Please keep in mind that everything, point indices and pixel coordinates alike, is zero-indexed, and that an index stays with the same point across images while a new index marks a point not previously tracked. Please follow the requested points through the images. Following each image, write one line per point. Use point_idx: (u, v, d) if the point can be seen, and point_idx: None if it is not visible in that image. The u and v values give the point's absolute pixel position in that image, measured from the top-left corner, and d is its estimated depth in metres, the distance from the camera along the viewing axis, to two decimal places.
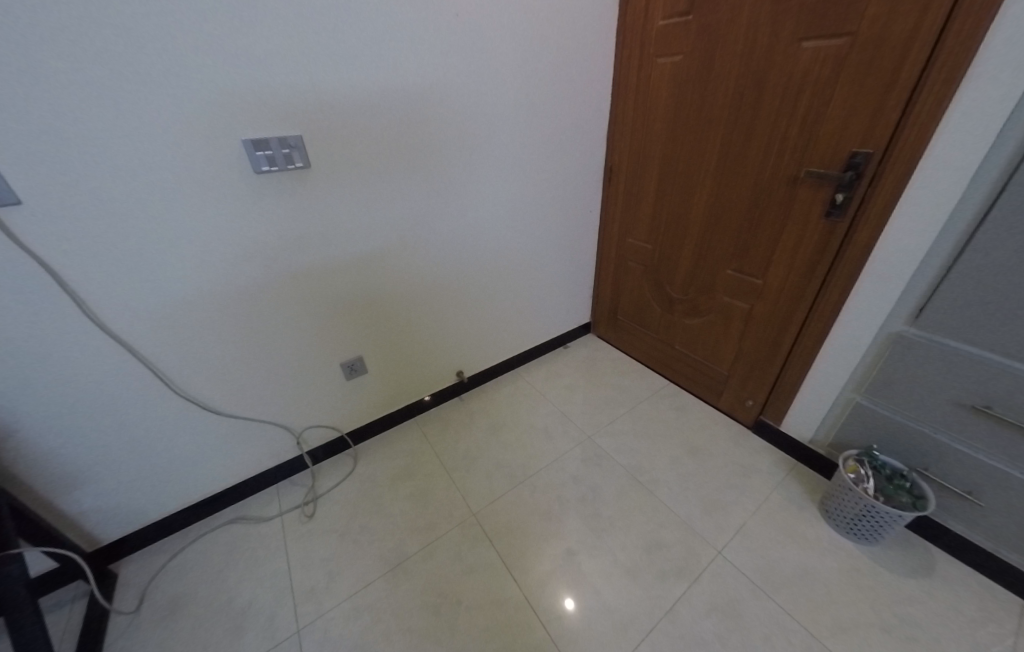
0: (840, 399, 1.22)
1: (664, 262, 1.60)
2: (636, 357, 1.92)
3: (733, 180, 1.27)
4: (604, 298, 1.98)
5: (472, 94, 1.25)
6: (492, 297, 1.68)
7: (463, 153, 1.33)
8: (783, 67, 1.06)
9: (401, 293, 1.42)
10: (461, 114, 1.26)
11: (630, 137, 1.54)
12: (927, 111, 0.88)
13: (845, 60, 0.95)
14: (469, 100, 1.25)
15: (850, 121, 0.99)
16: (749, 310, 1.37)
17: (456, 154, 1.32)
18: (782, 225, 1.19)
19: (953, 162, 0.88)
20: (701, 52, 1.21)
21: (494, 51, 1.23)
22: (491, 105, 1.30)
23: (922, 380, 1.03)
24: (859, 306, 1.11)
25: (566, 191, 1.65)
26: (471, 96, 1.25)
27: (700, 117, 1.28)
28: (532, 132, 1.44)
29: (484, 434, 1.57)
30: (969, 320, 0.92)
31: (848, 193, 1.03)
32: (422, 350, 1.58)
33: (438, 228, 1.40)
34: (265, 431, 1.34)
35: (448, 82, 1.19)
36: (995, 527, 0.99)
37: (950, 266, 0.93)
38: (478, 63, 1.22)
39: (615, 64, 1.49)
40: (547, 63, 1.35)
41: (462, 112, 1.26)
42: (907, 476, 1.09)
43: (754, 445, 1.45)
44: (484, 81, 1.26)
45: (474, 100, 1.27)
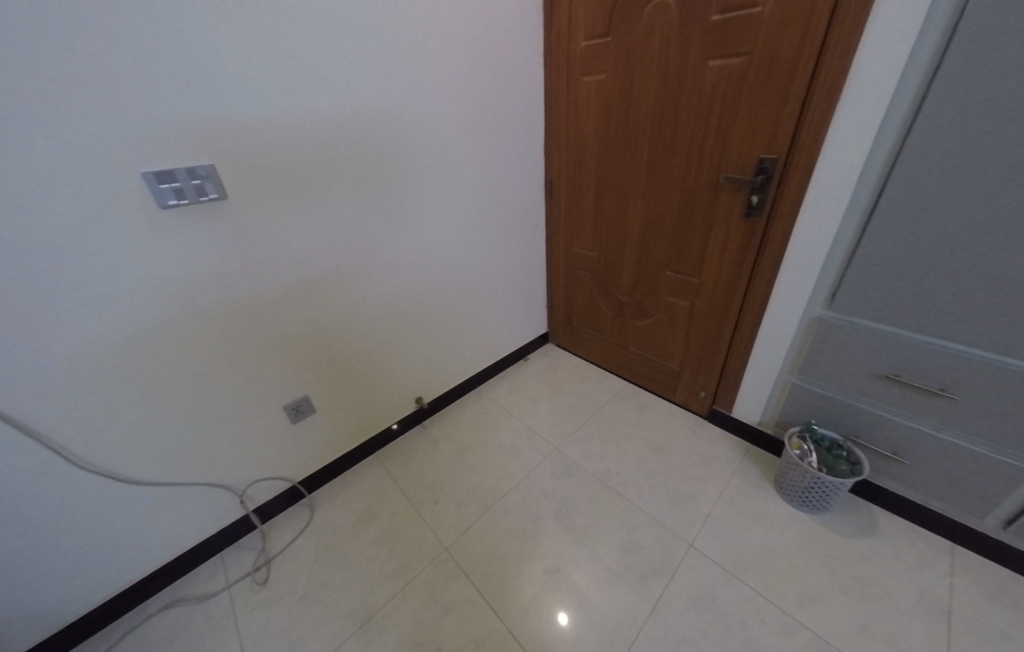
0: (779, 382, 1.32)
1: (609, 268, 1.66)
2: (594, 362, 1.96)
3: (663, 188, 1.35)
4: (558, 307, 2.02)
5: (402, 116, 1.23)
6: (445, 318, 1.64)
7: (400, 175, 1.30)
8: (695, 83, 1.15)
9: (346, 324, 1.35)
10: (392, 137, 1.23)
11: (565, 151, 1.59)
12: (817, 120, 0.99)
13: (745, 76, 1.06)
14: (399, 122, 1.23)
15: (756, 131, 1.09)
16: (690, 308, 1.45)
17: (392, 178, 1.28)
18: (710, 226, 1.29)
19: (844, 162, 0.99)
20: (622, 71, 1.28)
21: (421, 73, 1.22)
22: (424, 126, 1.29)
23: (844, 357, 1.14)
24: (784, 295, 1.21)
25: (508, 206, 1.67)
26: (402, 118, 1.23)
27: (627, 130, 1.36)
28: (468, 153, 1.45)
29: (451, 461, 1.51)
30: (874, 300, 1.04)
31: (762, 195, 1.14)
32: (375, 382, 1.50)
33: (379, 253, 1.35)
34: (200, 495, 1.19)
35: (375, 104, 1.16)
36: (918, 481, 1.11)
37: (852, 254, 1.04)
38: (406, 85, 1.20)
39: (544, 83, 1.54)
40: (476, 84, 1.36)
41: (394, 134, 1.23)
42: (843, 445, 1.19)
43: (710, 434, 1.52)
44: (414, 103, 1.24)
45: (405, 122, 1.25)
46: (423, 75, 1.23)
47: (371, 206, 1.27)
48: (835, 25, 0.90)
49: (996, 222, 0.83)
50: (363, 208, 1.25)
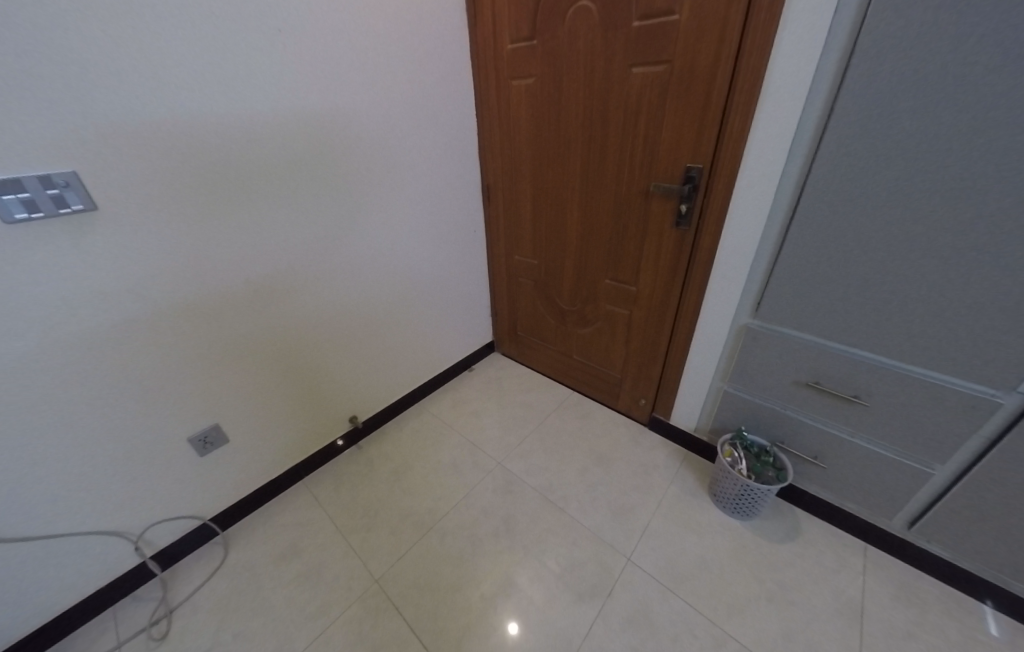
0: (713, 389, 1.33)
1: (551, 275, 1.63)
2: (541, 370, 1.93)
3: (597, 195, 1.33)
4: (503, 315, 1.97)
5: (319, 117, 1.13)
6: (380, 331, 1.55)
7: (317, 180, 1.19)
8: (621, 90, 1.13)
9: (263, 345, 1.23)
10: (303, 139, 1.12)
11: (500, 157, 1.54)
12: (736, 131, 0.99)
13: (668, 84, 1.05)
14: (314, 124, 1.13)
15: (681, 140, 1.08)
16: (630, 315, 1.44)
17: (308, 183, 1.17)
18: (644, 234, 1.27)
19: (762, 174, 0.99)
20: (551, 75, 1.24)
21: (338, 72, 1.13)
22: (346, 130, 1.20)
23: (768, 366, 1.16)
24: (714, 305, 1.21)
25: (445, 214, 1.60)
26: (317, 119, 1.13)
27: (559, 137, 1.32)
28: (397, 157, 1.36)
29: (387, 483, 1.42)
30: (794, 310, 1.06)
31: (690, 204, 1.13)
32: (300, 405, 1.39)
33: (298, 266, 1.23)
34: (84, 544, 1.05)
35: (283, 104, 1.05)
36: (837, 484, 1.15)
37: (772, 266, 1.06)
38: (318, 84, 1.10)
39: (475, 86, 1.48)
40: (401, 82, 1.27)
41: (310, 137, 1.13)
42: (770, 451, 1.22)
43: (651, 442, 1.52)
44: (331, 103, 1.14)
45: (321, 125, 1.14)
46: (338, 73, 1.13)
47: (283, 215, 1.15)
48: (747, 36, 0.90)
49: (896, 235, 0.85)
50: (273, 219, 1.13)
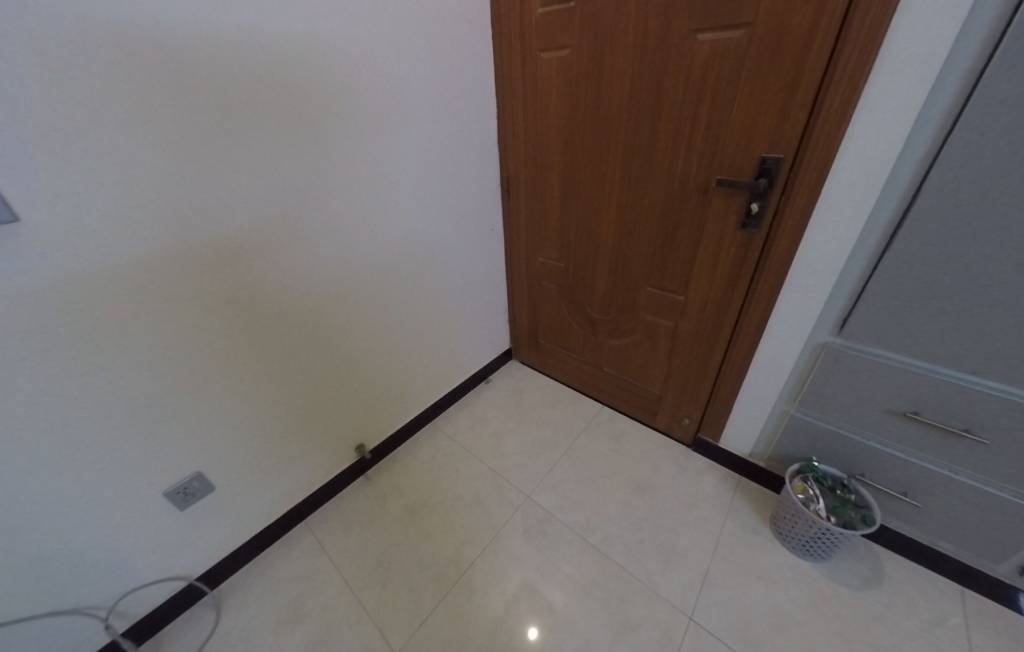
0: (775, 412, 1.16)
1: (580, 280, 1.44)
2: (564, 381, 1.76)
3: (642, 190, 1.14)
4: (522, 321, 1.78)
5: (307, 97, 0.92)
6: (388, 347, 1.36)
7: (308, 177, 0.98)
8: (681, 62, 0.93)
9: (253, 375, 1.04)
10: (288, 126, 0.91)
11: (524, 145, 1.34)
12: (835, 112, 0.80)
13: (745, 54, 0.85)
14: (301, 106, 0.91)
15: (757, 124, 0.89)
16: (674, 328, 1.27)
17: (297, 180, 0.96)
18: (699, 236, 1.09)
19: (865, 165, 0.81)
20: (591, 45, 1.04)
21: (330, 39, 0.91)
22: (340, 114, 0.99)
23: (851, 392, 0.99)
24: (785, 319, 1.04)
25: (458, 211, 1.40)
26: (304, 99, 0.91)
27: (596, 122, 1.13)
28: (401, 148, 1.15)
29: (402, 523, 1.25)
30: (893, 328, 0.88)
31: (763, 203, 0.95)
32: (300, 437, 1.21)
33: (290, 280, 1.03)
34: (39, 630, 0.86)
35: (259, 80, 0.83)
36: (930, 523, 1.00)
37: (869, 276, 0.88)
38: (305, 55, 0.88)
39: (495, 60, 1.27)
40: (406, 57, 1.07)
41: (297, 123, 0.92)
42: (848, 484, 1.06)
43: (696, 467, 1.36)
44: (322, 80, 0.93)
45: (311, 107, 0.93)
46: (330, 43, 0.91)
47: (269, 221, 0.95)
48: None
49: None
50: (257, 227, 0.93)
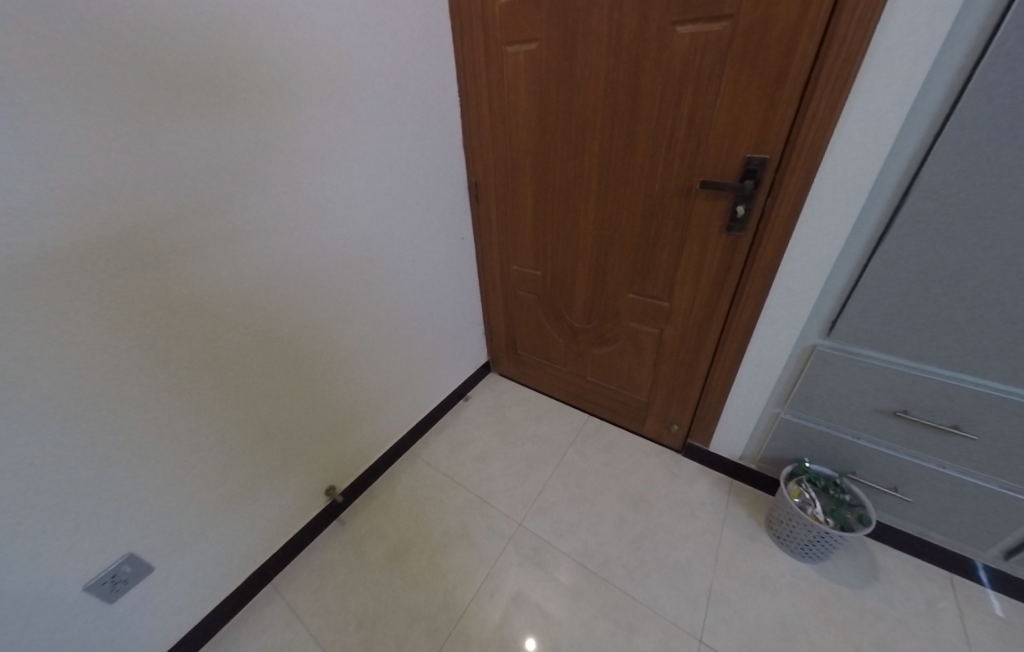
0: (765, 415, 1.15)
1: (558, 288, 1.37)
2: (546, 392, 1.69)
3: (620, 193, 1.08)
4: (499, 332, 1.69)
5: (232, 97, 0.77)
6: (354, 376, 1.23)
7: (242, 192, 0.84)
8: (659, 57, 0.87)
9: (192, 428, 0.88)
10: (210, 133, 0.76)
11: (492, 147, 1.24)
12: (823, 110, 0.76)
13: (727, 48, 0.80)
14: (226, 109, 0.77)
15: (741, 123, 0.84)
16: (659, 334, 1.23)
17: (228, 196, 0.82)
18: (683, 241, 1.04)
19: (854, 166, 0.78)
20: (561, 38, 0.96)
21: (259, 28, 0.77)
22: (278, 118, 0.85)
23: (841, 393, 0.98)
24: (773, 323, 1.01)
25: (423, 221, 1.29)
26: (230, 101, 0.77)
27: (568, 122, 1.05)
28: (352, 155, 1.02)
29: (385, 571, 1.13)
30: (881, 330, 0.87)
31: (748, 205, 0.91)
32: (259, 489, 1.06)
33: (228, 312, 0.88)
34: None
35: (166, 77, 0.69)
36: (919, 515, 1.01)
37: (857, 279, 0.86)
38: (227, 48, 0.74)
39: (456, 55, 1.16)
40: (353, 53, 0.94)
41: (221, 129, 0.77)
42: (840, 483, 1.06)
43: (688, 474, 1.34)
44: (251, 78, 0.79)
45: (239, 110, 0.79)
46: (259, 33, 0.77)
47: (196, 247, 0.79)
48: None
49: None
50: (180, 254, 0.78)
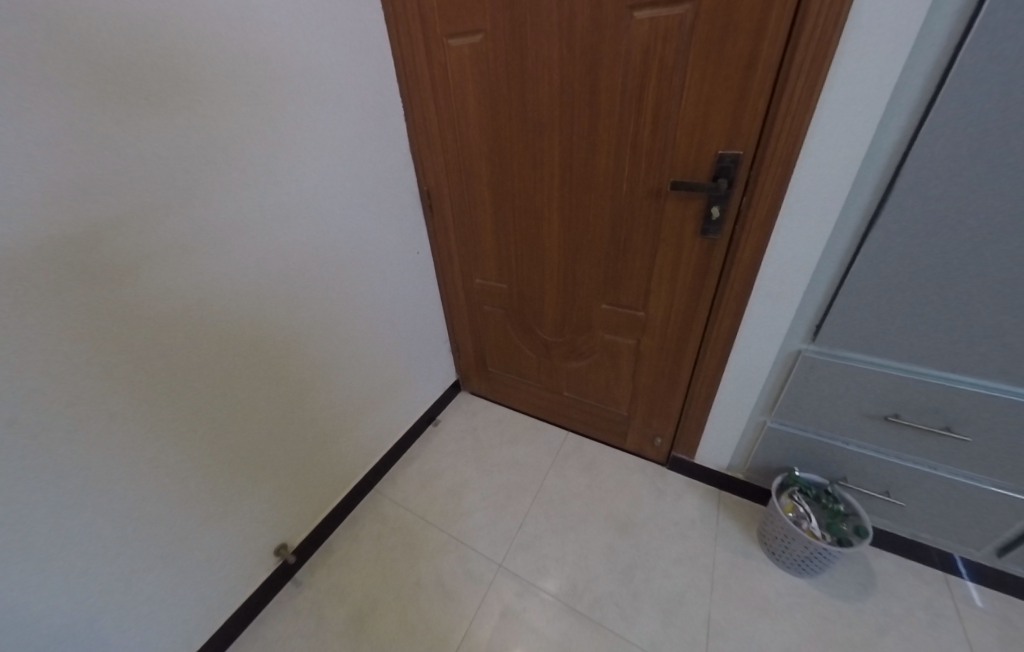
0: (752, 424, 1.09)
1: (527, 302, 1.27)
2: (522, 410, 1.59)
3: (586, 198, 0.99)
4: (467, 349, 1.57)
5: (153, 93, 0.65)
6: (305, 416, 1.07)
7: (174, 206, 0.71)
8: (617, 46, 0.78)
9: (148, 472, 0.77)
10: (125, 136, 0.63)
11: (443, 152, 1.13)
12: (797, 100, 0.69)
13: (690, 34, 0.72)
14: (145, 107, 0.64)
15: (710, 117, 0.77)
16: (637, 345, 1.15)
17: (145, 215, 0.68)
18: (655, 246, 0.96)
19: (832, 161, 0.72)
20: (508, 28, 0.85)
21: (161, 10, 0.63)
22: (187, 124, 0.70)
23: (829, 399, 0.93)
24: (755, 329, 0.95)
25: (373, 236, 1.15)
26: (152, 98, 0.65)
27: (523, 122, 0.95)
28: (285, 165, 0.87)
29: (350, 638, 0.99)
30: (868, 333, 0.82)
31: (723, 206, 0.84)
32: (225, 536, 0.94)
33: (187, 335, 0.77)
34: None
35: (50, 71, 0.55)
36: (912, 517, 0.98)
37: (841, 280, 0.80)
38: (120, 35, 0.60)
39: (393, 51, 1.03)
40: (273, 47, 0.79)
41: (142, 133, 0.65)
42: (832, 491, 1.00)
43: (676, 489, 1.27)
44: (177, 69, 0.67)
45: (163, 109, 0.66)
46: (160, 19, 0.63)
47: (139, 265, 0.69)
48: None
49: None
50: (121, 273, 0.67)
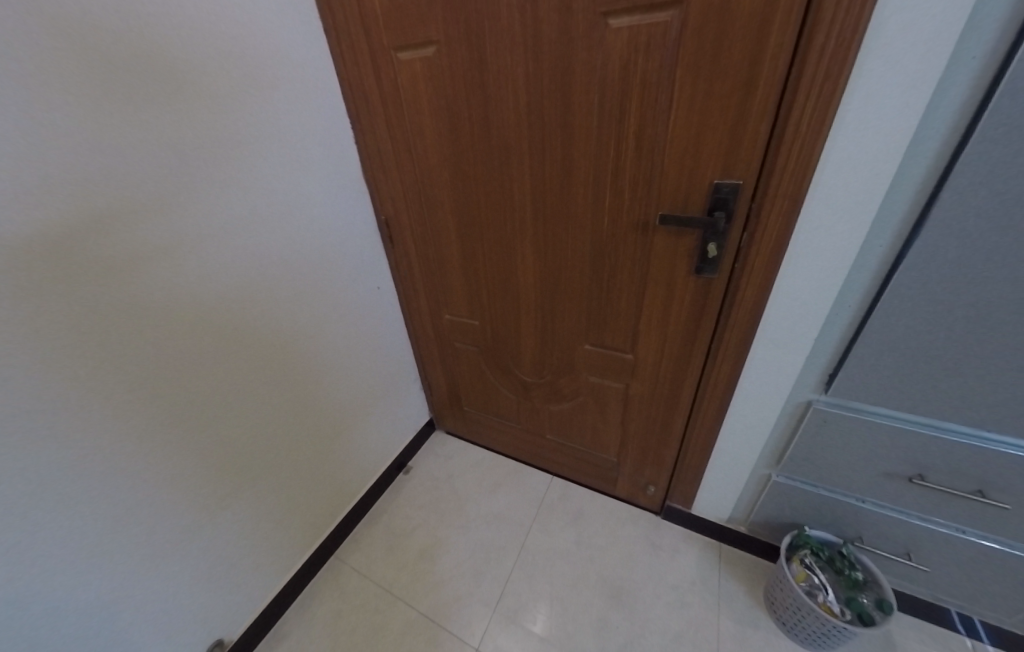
0: (755, 476, 0.98)
1: (501, 340, 1.14)
2: (503, 451, 1.45)
3: (563, 230, 0.86)
4: (440, 387, 1.43)
5: (147, 84, 0.62)
6: (245, 489, 0.92)
7: (171, 202, 0.68)
8: (592, 59, 0.66)
9: (160, 473, 0.75)
10: (108, 131, 0.59)
11: (400, 177, 0.99)
12: (806, 124, 0.58)
13: (678, 45, 0.60)
14: (140, 98, 0.62)
15: (704, 141, 0.66)
16: (625, 389, 1.02)
17: (120, 221, 0.62)
18: (643, 283, 0.85)
19: (847, 195, 0.61)
20: (464, 37, 0.73)
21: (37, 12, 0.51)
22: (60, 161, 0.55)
23: (843, 455, 0.82)
24: (759, 376, 0.83)
25: (325, 273, 1.01)
26: (146, 89, 0.62)
27: (488, 145, 0.83)
28: (211, 198, 0.74)
29: None
30: (889, 386, 0.71)
31: (720, 242, 0.72)
32: (233, 545, 0.91)
33: (200, 331, 0.76)
34: None
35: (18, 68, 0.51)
36: (934, 581, 0.88)
37: (857, 328, 0.69)
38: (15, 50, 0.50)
39: (338, 65, 0.90)
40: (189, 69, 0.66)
41: (136, 126, 0.62)
42: (847, 554, 0.90)
43: (672, 543, 1.14)
44: (157, 63, 0.62)
45: (157, 100, 0.64)
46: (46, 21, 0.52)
47: (142, 262, 0.66)
48: None
49: None
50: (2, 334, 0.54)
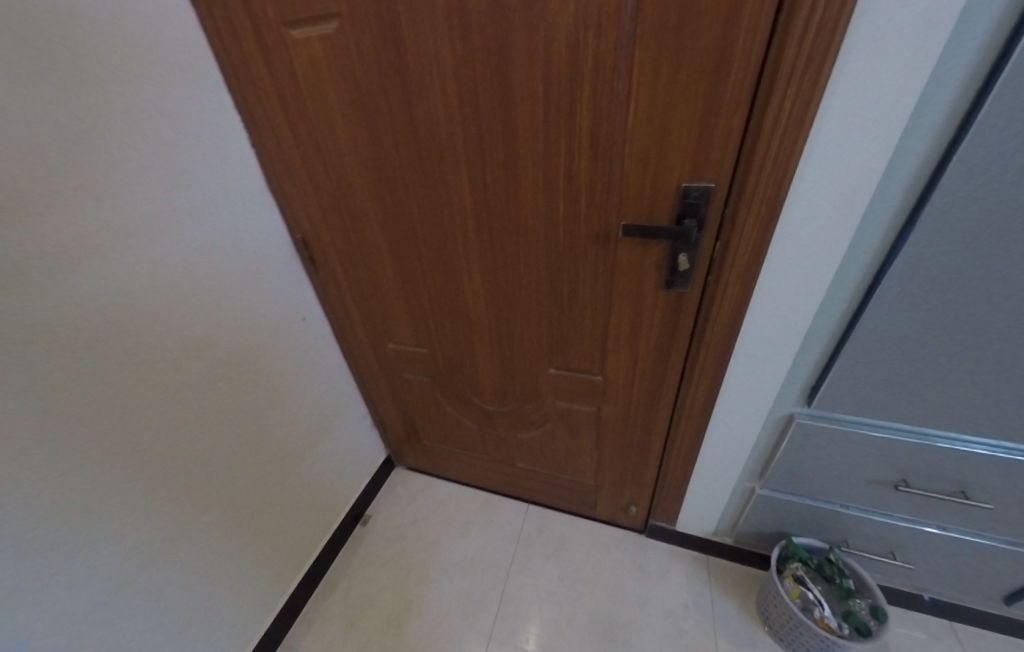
0: (738, 489, 0.92)
1: (456, 368, 1.01)
2: (470, 482, 1.32)
3: (513, 245, 0.74)
4: (393, 421, 1.27)
5: None
6: (153, 603, 0.71)
7: (77, 208, 0.55)
8: (532, 40, 0.53)
9: (93, 549, 0.61)
10: None
11: (315, 190, 0.82)
12: (785, 117, 0.49)
13: (635, 21, 0.49)
14: None
15: (668, 138, 0.55)
16: (596, 412, 0.93)
17: None
18: (609, 300, 0.74)
19: (828, 197, 0.53)
20: (372, 13, 0.57)
21: None
22: None
23: (827, 466, 0.77)
24: (739, 393, 0.77)
25: (240, 316, 0.81)
26: None
27: (417, 149, 0.68)
28: (58, 232, 0.53)
29: None
30: (874, 398, 0.66)
31: (692, 252, 0.63)
32: (199, 608, 0.80)
33: (116, 379, 0.62)
34: None
35: None
36: (916, 573, 0.87)
37: (841, 339, 0.63)
38: None
39: (216, 53, 0.70)
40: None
41: None
42: (835, 560, 0.86)
43: (659, 563, 1.08)
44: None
45: None
46: None
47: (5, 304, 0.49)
48: None
49: None
50: None
